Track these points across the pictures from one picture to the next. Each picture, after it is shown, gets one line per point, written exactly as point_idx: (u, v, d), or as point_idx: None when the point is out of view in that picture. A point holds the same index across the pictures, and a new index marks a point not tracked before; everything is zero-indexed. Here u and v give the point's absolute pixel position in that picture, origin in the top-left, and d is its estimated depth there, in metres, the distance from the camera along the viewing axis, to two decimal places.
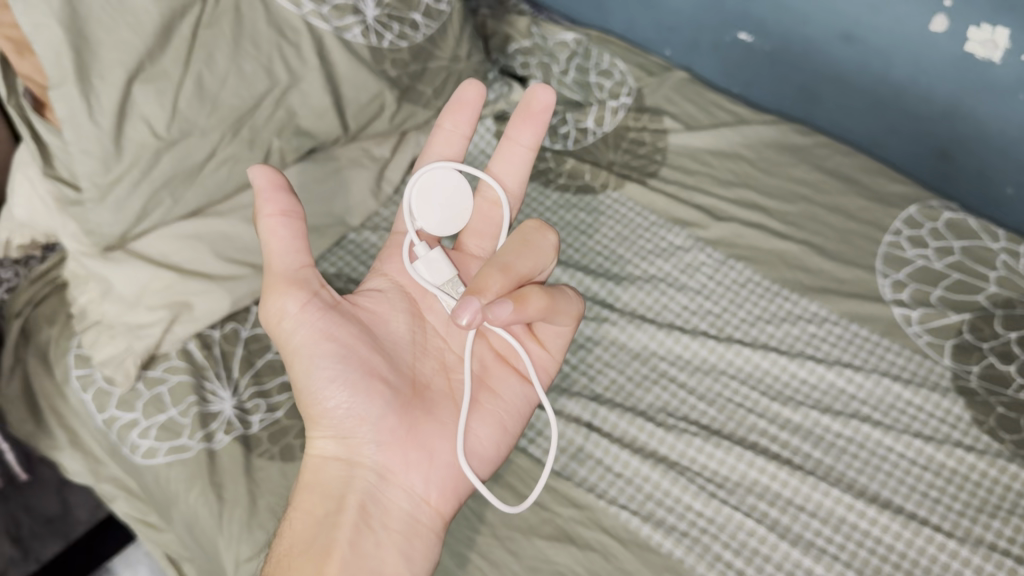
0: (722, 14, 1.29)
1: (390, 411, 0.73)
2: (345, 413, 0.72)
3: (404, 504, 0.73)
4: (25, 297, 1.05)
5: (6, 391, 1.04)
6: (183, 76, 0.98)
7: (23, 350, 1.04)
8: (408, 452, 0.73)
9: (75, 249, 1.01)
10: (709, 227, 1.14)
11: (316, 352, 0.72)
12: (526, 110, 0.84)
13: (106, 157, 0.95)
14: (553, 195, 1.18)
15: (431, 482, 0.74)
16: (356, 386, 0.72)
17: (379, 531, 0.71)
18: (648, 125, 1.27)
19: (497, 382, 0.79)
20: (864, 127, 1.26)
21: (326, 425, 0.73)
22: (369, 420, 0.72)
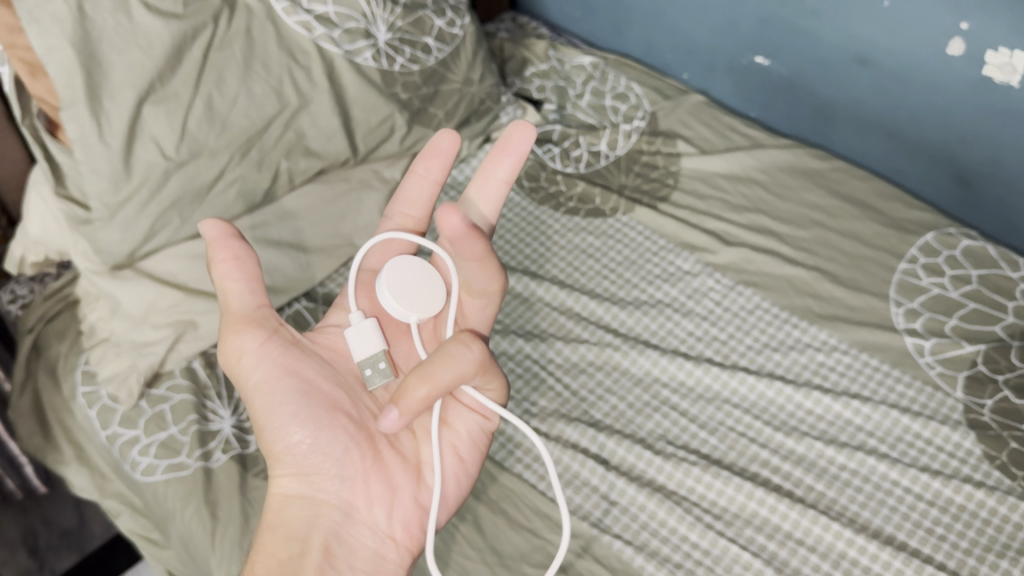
0: (737, 37, 1.28)
1: (353, 446, 0.76)
2: (308, 451, 0.75)
3: (369, 540, 0.75)
4: (37, 312, 1.07)
5: (16, 406, 1.06)
6: (193, 96, 1.01)
7: (34, 365, 1.06)
8: (370, 485, 0.76)
9: (86, 267, 1.03)
10: (718, 252, 1.12)
11: (273, 391, 0.75)
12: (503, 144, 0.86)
13: (115, 177, 0.98)
14: (562, 218, 1.19)
15: (396, 516, 0.77)
16: (318, 423, 0.75)
17: (339, 573, 0.73)
18: (661, 149, 1.26)
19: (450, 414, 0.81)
20: (883, 152, 1.23)
21: (286, 461, 0.75)
22: (331, 454, 0.75)
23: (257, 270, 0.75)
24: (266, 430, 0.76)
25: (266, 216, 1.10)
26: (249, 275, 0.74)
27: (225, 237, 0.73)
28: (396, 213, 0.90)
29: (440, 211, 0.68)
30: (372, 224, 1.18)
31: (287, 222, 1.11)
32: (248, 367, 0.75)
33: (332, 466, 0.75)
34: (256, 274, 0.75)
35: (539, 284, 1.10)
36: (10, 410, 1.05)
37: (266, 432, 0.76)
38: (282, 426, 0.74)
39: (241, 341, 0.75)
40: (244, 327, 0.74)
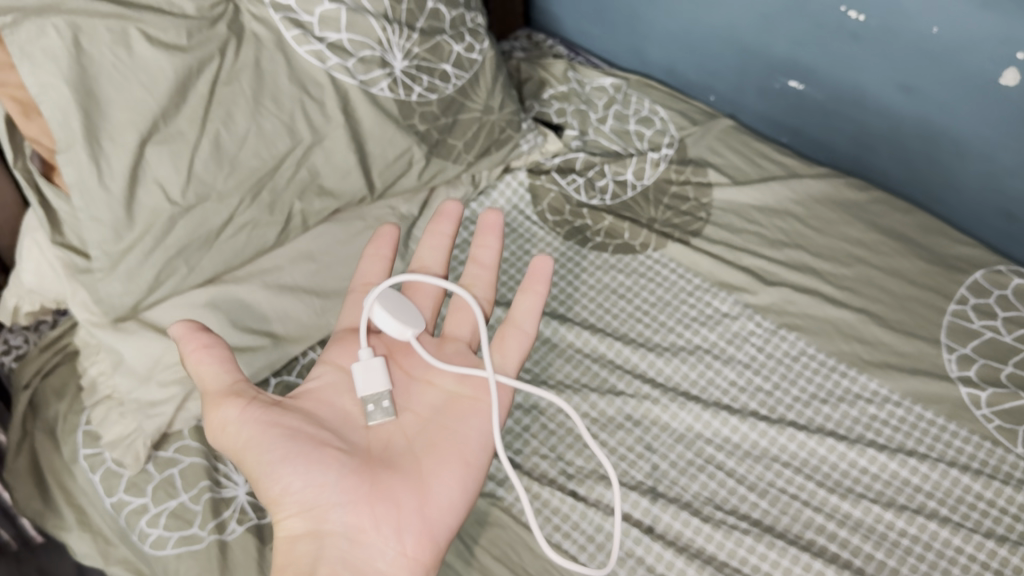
0: (769, 60, 1.21)
1: (349, 472, 0.71)
2: (303, 488, 0.70)
3: (381, 562, 0.70)
4: (32, 366, 0.99)
5: (11, 468, 0.97)
6: (200, 135, 0.94)
7: (30, 424, 0.99)
8: (374, 509, 0.71)
9: (86, 318, 0.96)
10: (758, 292, 1.06)
11: (259, 438, 0.70)
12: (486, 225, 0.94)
13: (116, 224, 0.91)
14: (590, 254, 1.13)
15: (406, 535, 0.71)
16: (309, 459, 0.70)
17: None
18: (690, 178, 1.20)
19: (453, 418, 0.80)
20: (924, 182, 1.17)
21: (285, 504, 0.70)
22: (329, 484, 0.70)
23: (226, 349, 0.73)
24: (258, 479, 0.70)
25: (278, 259, 1.03)
26: (221, 357, 0.72)
27: (192, 330, 0.71)
28: (358, 283, 0.90)
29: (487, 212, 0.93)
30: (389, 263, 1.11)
31: (301, 265, 1.04)
32: (231, 426, 0.71)
33: (331, 497, 0.70)
34: (226, 353, 0.73)
35: (569, 329, 1.03)
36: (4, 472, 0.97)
37: (258, 481, 0.71)
38: (273, 471, 0.69)
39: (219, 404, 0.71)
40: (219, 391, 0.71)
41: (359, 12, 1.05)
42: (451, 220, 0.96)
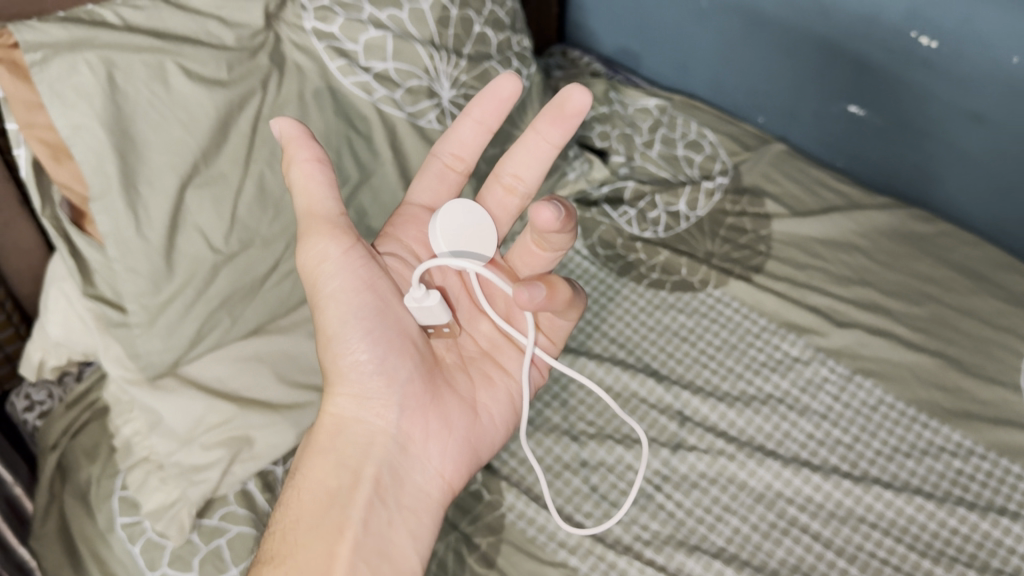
0: (827, 84, 1.16)
1: (417, 376, 0.71)
2: (374, 374, 0.69)
3: (419, 476, 0.71)
4: (60, 425, 0.94)
5: (38, 530, 0.91)
6: (243, 177, 0.88)
7: (59, 487, 0.92)
8: (427, 420, 0.72)
9: (118, 374, 0.88)
10: (829, 334, 1.01)
11: (346, 302, 0.68)
12: (560, 109, 0.76)
13: (155, 275, 0.84)
14: (647, 293, 1.07)
15: (448, 455, 0.72)
16: (388, 346, 0.69)
17: (392, 507, 0.69)
18: (747, 209, 1.14)
19: (506, 358, 0.80)
20: (991, 212, 1.12)
21: (349, 380, 0.70)
22: (397, 382, 0.70)
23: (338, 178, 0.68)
24: (330, 343, 0.69)
25: None
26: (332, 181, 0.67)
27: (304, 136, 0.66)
28: (446, 154, 0.81)
29: (575, 89, 0.74)
30: None
31: None
32: (323, 273, 0.68)
33: (395, 395, 0.70)
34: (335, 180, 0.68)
35: (632, 377, 0.97)
36: (32, 538, 0.90)
37: (330, 344, 0.69)
38: (351, 342, 0.68)
39: (319, 245, 0.68)
40: (325, 230, 0.67)
41: (405, 39, 0.99)
42: (568, 122, 0.76)
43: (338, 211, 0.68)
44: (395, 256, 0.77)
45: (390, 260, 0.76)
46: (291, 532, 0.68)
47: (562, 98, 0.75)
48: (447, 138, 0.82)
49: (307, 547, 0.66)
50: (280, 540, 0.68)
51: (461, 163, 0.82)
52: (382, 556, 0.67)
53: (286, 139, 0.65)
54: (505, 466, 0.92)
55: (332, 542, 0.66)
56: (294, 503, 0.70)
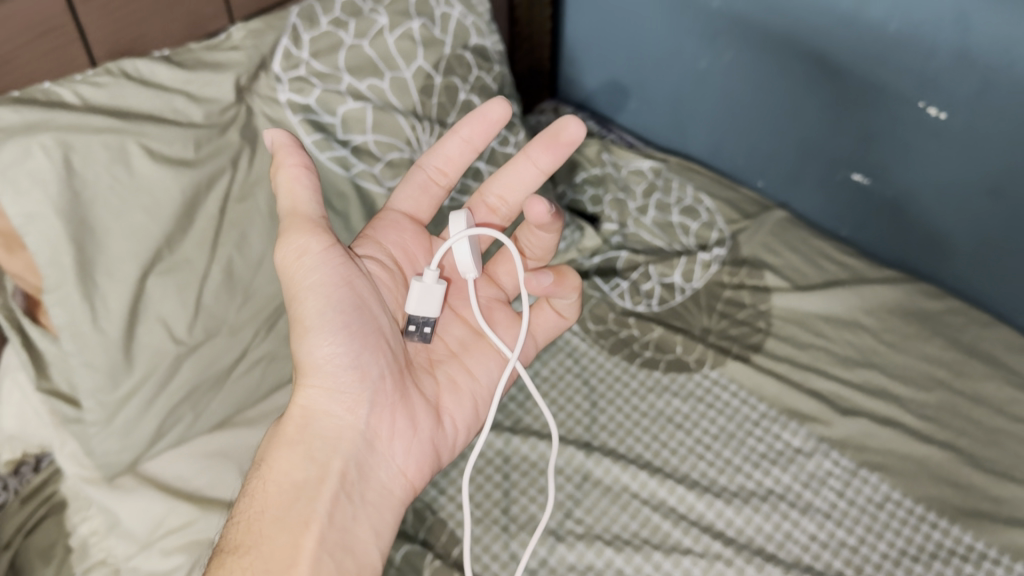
0: (831, 151, 1.11)
1: (389, 374, 0.69)
2: (347, 368, 0.67)
3: (384, 473, 0.69)
4: (14, 523, 0.86)
5: None
6: (210, 262, 0.82)
7: None
8: (395, 419, 0.69)
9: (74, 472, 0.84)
10: (832, 423, 0.96)
11: (324, 296, 0.66)
12: (552, 137, 0.76)
13: (113, 370, 0.78)
14: (640, 373, 1.02)
15: (412, 455, 0.70)
16: (363, 342, 0.67)
17: (356, 502, 0.67)
18: (745, 281, 1.10)
19: (477, 364, 0.77)
20: (1003, 290, 1.06)
21: (319, 375, 0.68)
22: (369, 378, 0.68)
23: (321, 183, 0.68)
24: (303, 334, 0.67)
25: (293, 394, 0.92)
26: (316, 189, 0.67)
27: (294, 146, 0.67)
28: (431, 166, 0.80)
29: (573, 118, 0.74)
30: None
31: None
32: (299, 267, 0.67)
33: (367, 390, 0.68)
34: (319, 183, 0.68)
35: (623, 468, 0.92)
36: None
37: (302, 336, 0.67)
38: (326, 337, 0.66)
39: (298, 237, 0.66)
40: (305, 227, 0.66)
41: (387, 110, 0.95)
42: (560, 150, 0.76)
43: (318, 212, 0.67)
44: (375, 260, 0.74)
45: (370, 262, 0.73)
46: (253, 524, 0.65)
47: (558, 126, 0.75)
48: (434, 151, 0.79)
49: (269, 541, 0.63)
50: (240, 531, 0.65)
51: (444, 176, 0.80)
52: (344, 555, 0.65)
53: (277, 147, 0.67)
54: (487, 570, 0.86)
55: (294, 537, 0.64)
56: (257, 496, 0.66)
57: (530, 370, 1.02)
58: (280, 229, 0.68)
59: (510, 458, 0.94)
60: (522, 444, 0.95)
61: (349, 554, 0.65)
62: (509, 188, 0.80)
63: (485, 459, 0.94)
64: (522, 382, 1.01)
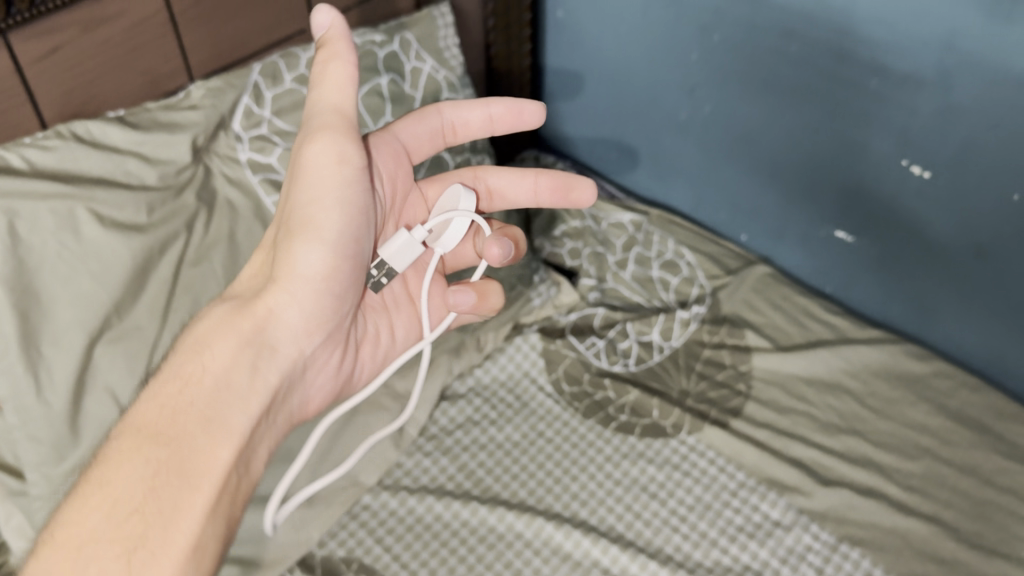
0: (814, 207, 1.08)
1: (345, 310, 0.70)
2: (325, 293, 0.66)
3: (292, 402, 0.69)
4: None
5: None
6: (161, 329, 0.79)
7: None
8: (322, 350, 0.70)
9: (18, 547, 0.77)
10: (813, 493, 0.92)
11: (343, 213, 0.64)
12: (566, 187, 0.78)
13: (59, 444, 0.75)
14: (615, 438, 0.98)
15: (315, 386, 0.71)
16: (348, 273, 0.68)
17: (268, 426, 0.65)
18: (725, 340, 1.06)
19: (400, 322, 0.79)
20: (993, 353, 1.03)
21: (297, 284, 0.65)
22: (332, 311, 0.68)
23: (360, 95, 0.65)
24: (303, 237, 0.64)
25: None
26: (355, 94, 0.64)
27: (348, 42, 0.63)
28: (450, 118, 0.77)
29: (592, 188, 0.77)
30: (381, 453, 0.94)
31: None
32: (329, 172, 0.63)
33: (328, 320, 0.68)
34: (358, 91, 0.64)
35: (593, 541, 0.88)
36: None
37: (297, 237, 0.64)
38: (326, 253, 0.65)
39: (342, 141, 0.63)
40: (349, 134, 0.63)
41: None
42: (560, 201, 0.79)
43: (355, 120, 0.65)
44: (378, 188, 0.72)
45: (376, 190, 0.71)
46: (175, 413, 0.59)
47: (575, 185, 0.78)
48: (464, 107, 0.77)
49: (196, 447, 0.58)
50: (157, 415, 0.59)
51: (451, 134, 0.78)
52: (246, 476, 0.61)
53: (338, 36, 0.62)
54: None
55: (215, 442, 0.59)
56: (184, 383, 0.61)
57: (501, 434, 0.99)
58: (319, 116, 0.64)
59: (476, 530, 0.90)
60: (489, 515, 0.91)
61: (249, 483, 0.61)
62: (502, 192, 0.81)
63: (450, 530, 0.90)
64: (491, 447, 0.98)
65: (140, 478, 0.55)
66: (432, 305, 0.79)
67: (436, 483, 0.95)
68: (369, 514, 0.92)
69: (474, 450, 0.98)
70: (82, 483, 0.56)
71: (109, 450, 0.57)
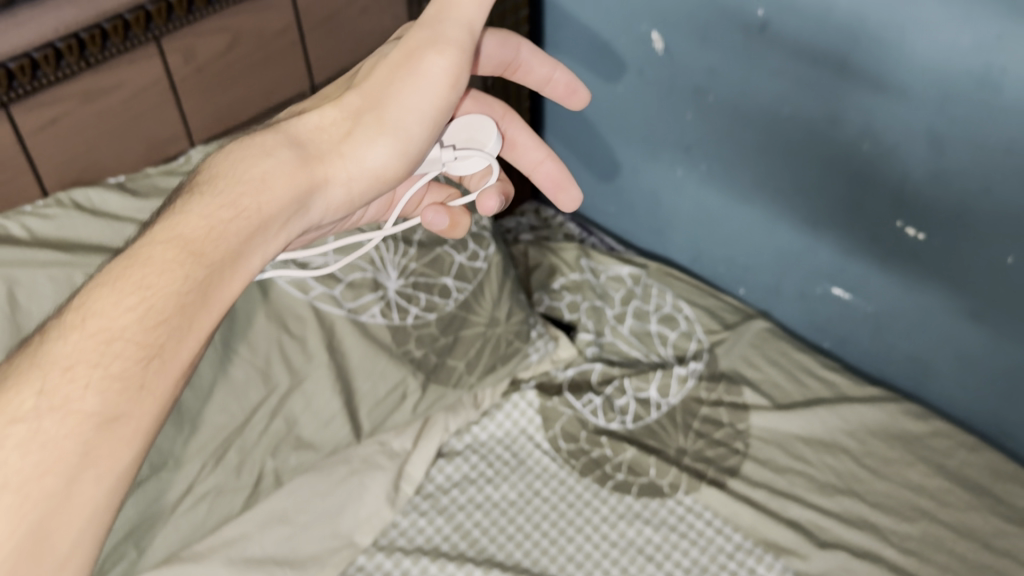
0: (812, 263, 1.08)
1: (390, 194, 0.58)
2: (382, 187, 0.53)
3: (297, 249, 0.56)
4: None
5: None
6: None
7: None
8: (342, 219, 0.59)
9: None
10: (810, 556, 0.91)
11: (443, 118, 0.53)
12: (559, 183, 0.71)
13: None
14: (612, 498, 0.98)
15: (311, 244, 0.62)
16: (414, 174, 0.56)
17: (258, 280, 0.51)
18: (723, 397, 1.06)
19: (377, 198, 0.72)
20: (991, 412, 1.02)
21: (351, 143, 0.51)
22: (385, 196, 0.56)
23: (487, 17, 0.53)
24: (394, 109, 0.51)
25: (245, 525, 0.88)
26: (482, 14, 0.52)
27: None
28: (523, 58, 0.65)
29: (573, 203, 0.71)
30: (376, 513, 0.94)
31: (272, 529, 0.89)
32: (442, 93, 0.51)
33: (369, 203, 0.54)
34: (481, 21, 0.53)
35: None
36: None
37: (385, 104, 0.51)
38: (403, 137, 0.51)
39: (466, 66, 0.52)
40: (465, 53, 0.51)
41: (351, 232, 0.92)
42: (544, 187, 0.71)
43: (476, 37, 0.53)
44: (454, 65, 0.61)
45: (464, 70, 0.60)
46: (222, 232, 0.45)
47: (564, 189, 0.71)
48: (540, 58, 0.66)
49: (180, 344, 0.42)
50: (196, 225, 0.45)
51: (510, 69, 0.66)
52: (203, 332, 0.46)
53: None
54: None
55: (235, 279, 0.45)
56: (220, 179, 0.48)
57: (498, 492, 1.00)
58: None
59: None
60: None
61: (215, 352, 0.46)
62: (512, 146, 0.70)
63: None
64: (486, 506, 0.98)
65: (99, 373, 0.40)
66: (417, 192, 0.73)
67: (431, 543, 0.95)
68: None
69: (469, 509, 0.98)
70: (60, 315, 0.43)
71: (81, 298, 0.43)
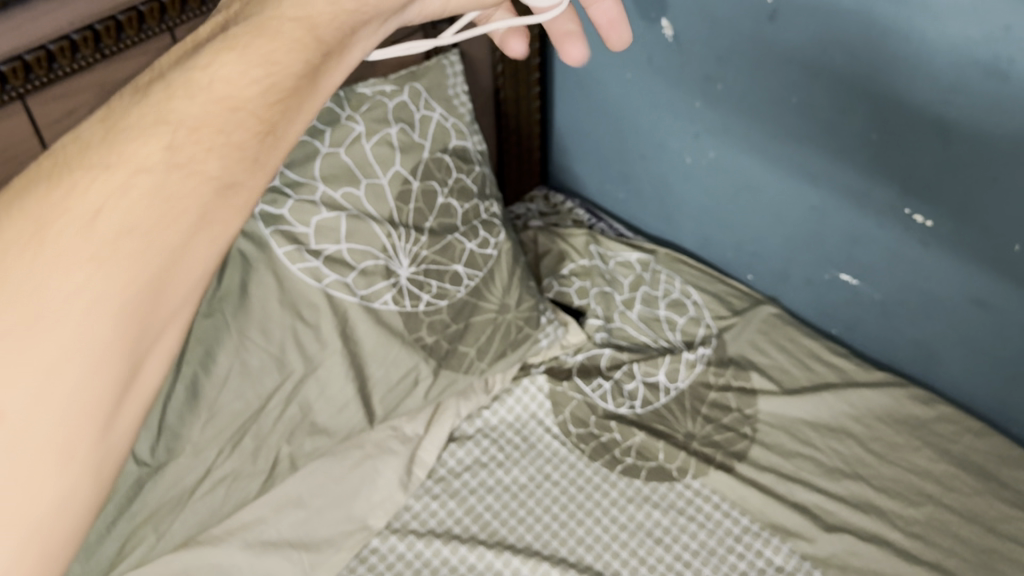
0: (820, 250, 1.09)
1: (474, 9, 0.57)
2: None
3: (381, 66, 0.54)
4: None
5: None
6: (174, 381, 0.81)
7: None
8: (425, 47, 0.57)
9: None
10: (816, 539, 0.93)
11: None
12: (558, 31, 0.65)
13: None
14: (621, 482, 1.00)
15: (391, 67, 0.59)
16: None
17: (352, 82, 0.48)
18: (732, 382, 1.08)
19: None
20: (996, 397, 1.03)
21: None
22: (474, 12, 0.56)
23: None
24: None
25: (261, 509, 0.90)
26: None
27: None
28: None
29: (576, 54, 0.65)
30: (389, 497, 0.96)
31: (286, 513, 0.91)
32: None
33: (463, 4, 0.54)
34: None
35: None
36: None
37: None
38: None
39: None
40: None
41: (365, 220, 0.93)
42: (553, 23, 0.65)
43: None
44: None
45: None
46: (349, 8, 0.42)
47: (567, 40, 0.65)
48: None
49: (292, 118, 0.38)
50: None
51: None
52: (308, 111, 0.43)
53: None
54: None
55: (349, 52, 0.42)
56: None
57: (508, 475, 1.02)
58: None
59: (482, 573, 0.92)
60: (495, 558, 0.93)
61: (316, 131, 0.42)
62: None
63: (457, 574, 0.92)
64: (497, 489, 1.00)
65: (225, 146, 0.35)
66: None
67: (443, 526, 0.96)
68: (378, 558, 0.93)
69: (481, 493, 1.00)
70: (145, 86, 0.36)
71: (201, 51, 0.37)
